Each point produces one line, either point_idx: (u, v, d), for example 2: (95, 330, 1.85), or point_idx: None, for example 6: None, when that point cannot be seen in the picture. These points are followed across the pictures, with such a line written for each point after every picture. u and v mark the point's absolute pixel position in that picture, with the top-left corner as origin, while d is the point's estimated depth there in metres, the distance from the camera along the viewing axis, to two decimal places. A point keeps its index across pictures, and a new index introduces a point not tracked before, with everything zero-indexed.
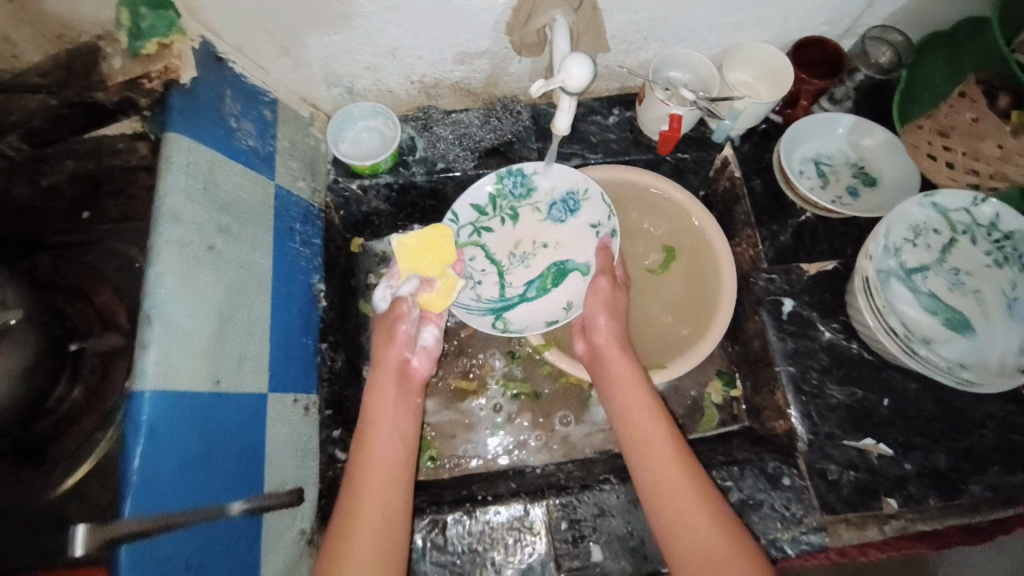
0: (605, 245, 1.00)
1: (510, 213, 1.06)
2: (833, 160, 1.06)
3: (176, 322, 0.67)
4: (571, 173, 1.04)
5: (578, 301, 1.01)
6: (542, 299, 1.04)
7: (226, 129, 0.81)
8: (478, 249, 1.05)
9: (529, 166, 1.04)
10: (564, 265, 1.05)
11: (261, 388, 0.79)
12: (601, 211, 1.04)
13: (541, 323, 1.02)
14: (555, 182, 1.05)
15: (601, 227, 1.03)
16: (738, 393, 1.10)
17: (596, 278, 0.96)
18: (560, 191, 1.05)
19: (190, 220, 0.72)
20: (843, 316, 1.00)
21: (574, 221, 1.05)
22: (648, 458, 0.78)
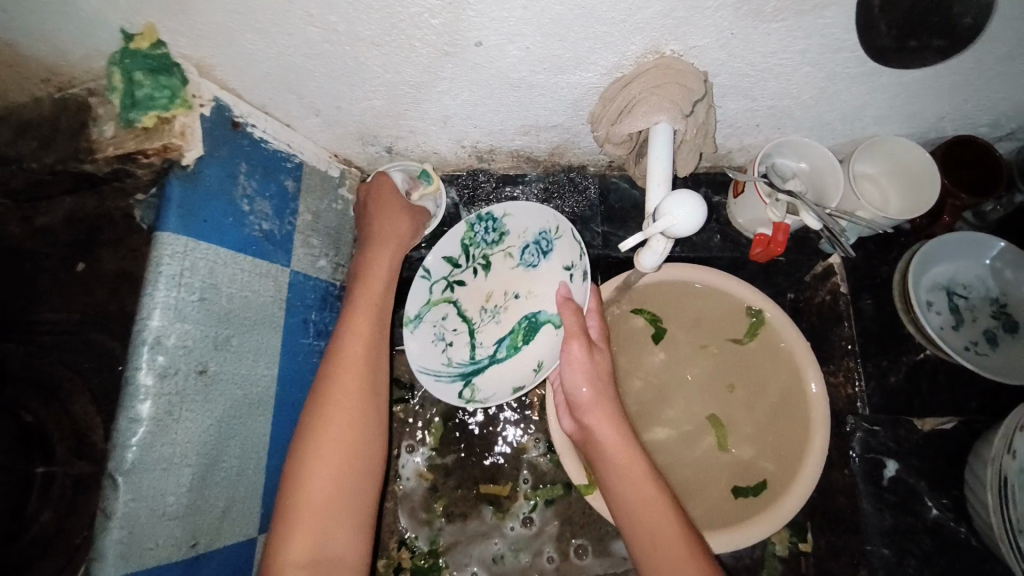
0: (565, 299, 0.79)
1: (482, 260, 0.89)
2: (969, 291, 0.86)
3: (148, 484, 0.54)
4: (540, 209, 0.84)
5: (550, 361, 0.80)
6: (514, 358, 0.85)
7: (236, 215, 0.67)
8: (449, 306, 0.88)
9: (497, 206, 0.86)
10: (535, 318, 0.85)
11: (252, 533, 0.67)
12: (574, 250, 0.83)
13: (509, 389, 0.82)
14: (527, 221, 0.86)
15: (573, 269, 0.82)
16: (808, 548, 0.92)
17: (565, 345, 0.76)
18: (533, 232, 0.87)
19: (178, 345, 0.58)
20: (956, 491, 0.82)
21: (547, 265, 0.86)
22: (649, 535, 0.67)
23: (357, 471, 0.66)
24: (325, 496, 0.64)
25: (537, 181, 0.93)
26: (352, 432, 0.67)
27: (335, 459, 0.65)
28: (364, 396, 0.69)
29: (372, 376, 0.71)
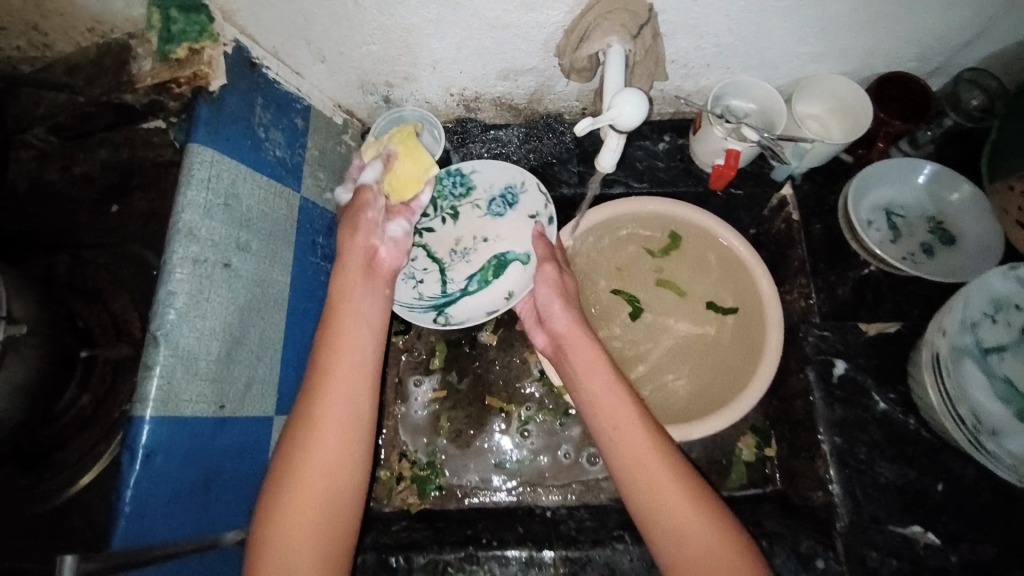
0: (539, 235, 0.91)
1: (451, 212, 1.00)
2: (907, 211, 0.96)
3: (182, 346, 0.64)
4: (506, 167, 0.98)
5: (520, 290, 0.92)
6: (484, 290, 0.95)
7: (253, 141, 0.78)
8: (420, 249, 0.98)
9: (466, 164, 1.00)
10: (504, 256, 0.96)
11: (268, 412, 0.76)
12: (538, 201, 0.96)
13: (483, 314, 0.93)
14: (494, 178, 0.99)
15: (539, 216, 0.95)
16: (772, 453, 1.02)
17: (541, 266, 0.87)
18: (498, 187, 0.99)
19: (207, 236, 0.69)
20: (902, 387, 0.90)
21: (512, 213, 0.97)
22: (616, 431, 0.74)
23: (348, 477, 0.64)
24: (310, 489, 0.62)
25: (518, 127, 1.04)
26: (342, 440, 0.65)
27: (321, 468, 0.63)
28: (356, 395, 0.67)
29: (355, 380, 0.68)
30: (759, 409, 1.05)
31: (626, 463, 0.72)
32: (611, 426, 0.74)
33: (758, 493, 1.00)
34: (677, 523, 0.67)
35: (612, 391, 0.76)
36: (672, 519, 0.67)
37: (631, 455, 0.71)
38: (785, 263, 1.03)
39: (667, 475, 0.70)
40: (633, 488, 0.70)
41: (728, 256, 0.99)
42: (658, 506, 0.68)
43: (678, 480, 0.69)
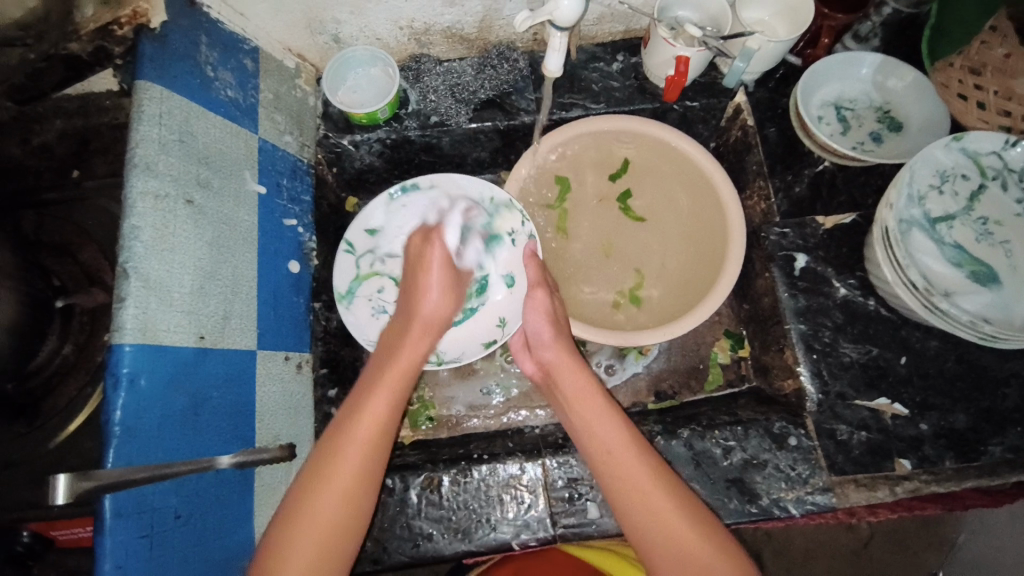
0: (531, 255, 0.94)
1: None
2: (855, 104, 0.99)
3: (152, 277, 0.65)
4: (478, 181, 0.98)
5: (512, 317, 0.97)
6: (471, 319, 0.97)
7: (202, 79, 0.78)
8: (383, 278, 0.95)
9: (423, 179, 0.98)
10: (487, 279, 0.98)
11: (250, 345, 0.78)
12: (515, 218, 0.98)
13: (477, 346, 0.97)
14: (468, 191, 0.99)
15: (519, 234, 0.98)
16: (745, 354, 1.07)
17: (532, 293, 0.90)
18: (468, 200, 0.99)
19: (166, 172, 0.69)
20: (861, 272, 0.94)
21: (495, 234, 0.98)
22: (606, 452, 0.78)
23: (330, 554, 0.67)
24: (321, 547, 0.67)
25: (472, 59, 1.04)
26: (319, 549, 0.67)
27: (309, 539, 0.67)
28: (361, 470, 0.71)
29: (365, 469, 0.71)
30: (731, 314, 1.10)
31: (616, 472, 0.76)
32: (603, 446, 0.78)
33: (734, 392, 1.05)
34: (671, 536, 0.71)
35: (601, 413, 0.80)
36: (670, 537, 0.71)
37: (625, 476, 0.75)
38: (743, 170, 1.07)
39: (658, 493, 0.74)
40: (631, 507, 0.74)
41: (691, 166, 1.01)
42: (656, 524, 0.72)
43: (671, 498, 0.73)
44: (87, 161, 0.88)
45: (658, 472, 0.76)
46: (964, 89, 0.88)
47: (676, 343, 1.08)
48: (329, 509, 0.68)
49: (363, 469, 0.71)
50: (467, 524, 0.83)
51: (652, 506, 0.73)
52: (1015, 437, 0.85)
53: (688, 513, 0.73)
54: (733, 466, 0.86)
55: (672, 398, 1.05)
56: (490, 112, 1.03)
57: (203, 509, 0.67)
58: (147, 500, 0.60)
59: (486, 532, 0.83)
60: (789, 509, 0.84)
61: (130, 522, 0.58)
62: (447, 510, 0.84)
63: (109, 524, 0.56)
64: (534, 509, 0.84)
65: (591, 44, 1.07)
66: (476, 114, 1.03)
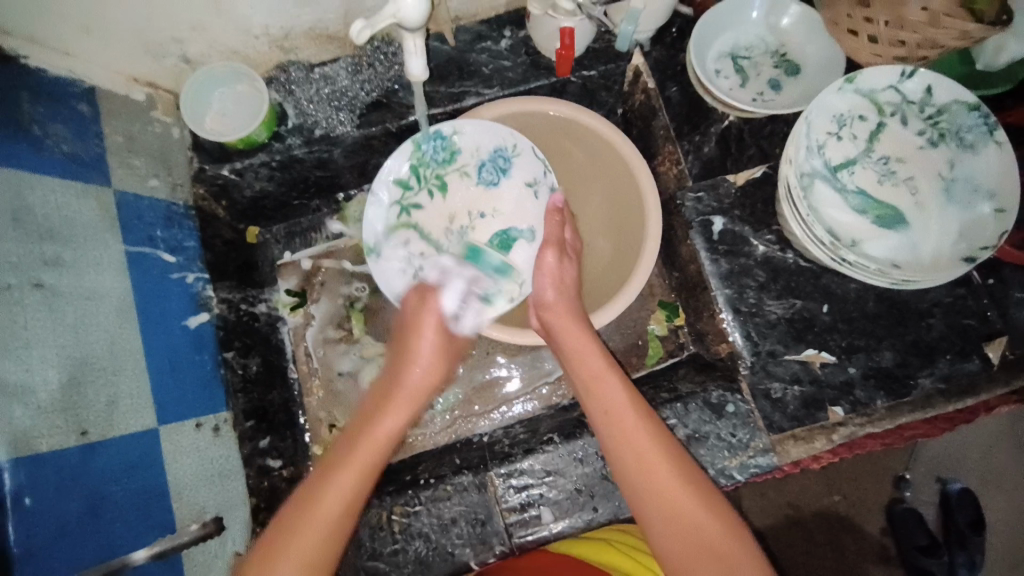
0: (555, 208, 0.91)
1: (437, 183, 0.94)
2: (751, 51, 0.95)
3: (9, 381, 0.58)
4: (499, 128, 0.92)
5: (527, 273, 0.92)
6: (486, 275, 0.93)
7: (28, 140, 0.69)
8: (410, 230, 0.93)
9: (448, 125, 0.91)
10: (506, 233, 0.94)
11: (151, 424, 0.72)
12: (536, 167, 0.94)
13: (487, 307, 0.91)
14: (480, 140, 0.93)
15: (538, 184, 0.94)
16: (681, 322, 1.06)
17: (543, 254, 0.88)
18: (487, 149, 0.93)
19: (2, 259, 0.61)
20: (777, 226, 0.92)
21: (508, 181, 0.94)
22: (603, 400, 0.78)
23: None
24: None
25: (346, 61, 0.94)
26: None
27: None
28: (341, 516, 0.66)
29: (334, 542, 0.65)
30: (663, 283, 1.08)
31: (615, 429, 0.76)
32: (602, 395, 0.79)
33: (676, 362, 1.05)
34: (663, 488, 0.71)
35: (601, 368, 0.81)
36: (652, 481, 0.72)
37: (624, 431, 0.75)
38: (653, 134, 1.03)
39: (648, 438, 0.74)
40: (625, 457, 0.74)
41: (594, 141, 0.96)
42: (644, 476, 0.72)
43: (663, 447, 0.74)
44: None
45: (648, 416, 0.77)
46: (854, 24, 0.81)
47: (613, 322, 1.07)
48: (304, 553, 0.64)
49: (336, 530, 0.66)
50: (424, 555, 0.82)
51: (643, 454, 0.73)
52: (943, 366, 0.87)
53: (676, 459, 0.73)
54: (677, 443, 0.87)
55: None
56: (378, 115, 0.96)
57: None
58: None
59: (444, 557, 0.82)
60: (734, 476, 0.85)
61: None
62: (400, 543, 0.82)
63: None
64: (488, 524, 0.83)
65: (475, 22, 0.99)
66: (362, 121, 0.95)
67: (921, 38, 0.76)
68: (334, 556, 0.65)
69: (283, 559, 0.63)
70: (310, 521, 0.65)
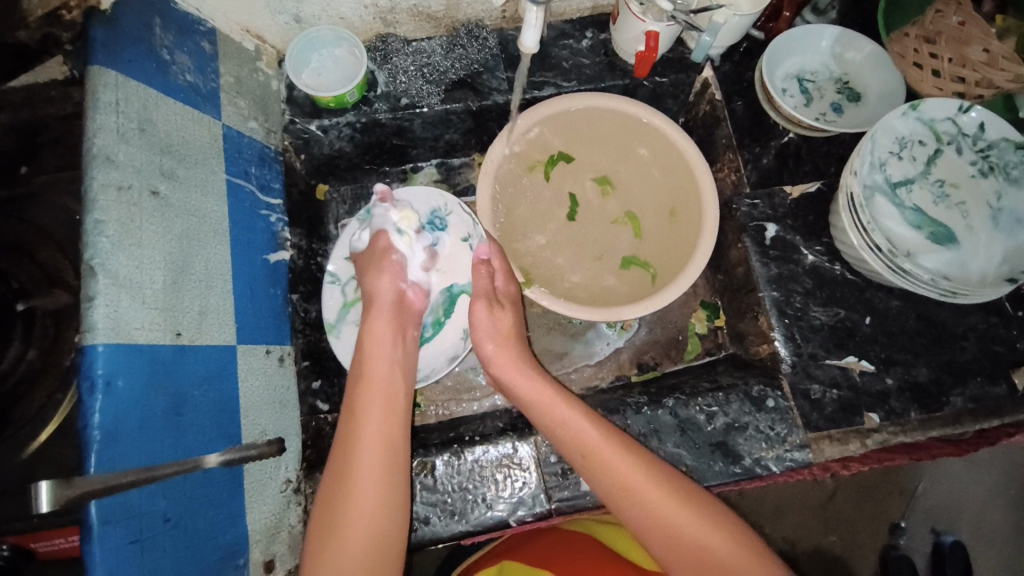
0: (481, 260, 0.91)
1: None
2: (816, 76, 1.02)
3: (123, 274, 0.62)
4: (432, 193, 1.02)
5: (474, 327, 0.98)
6: (440, 334, 0.97)
7: (158, 63, 0.74)
8: None
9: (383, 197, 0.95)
10: (451, 291, 0.98)
11: (230, 341, 0.76)
12: (467, 222, 1.00)
13: (445, 362, 0.97)
14: (419, 204, 1.01)
15: (473, 238, 0.99)
16: (721, 323, 1.10)
17: (474, 308, 0.89)
18: (425, 213, 1.00)
19: (126, 162, 0.65)
20: (827, 239, 0.98)
21: (447, 238, 0.99)
22: (604, 466, 0.76)
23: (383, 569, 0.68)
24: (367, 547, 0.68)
25: (440, 39, 1.01)
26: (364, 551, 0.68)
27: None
28: (380, 476, 0.71)
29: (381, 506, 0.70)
30: (707, 285, 1.13)
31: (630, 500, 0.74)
32: (577, 439, 0.79)
33: (713, 360, 1.09)
34: (670, 527, 0.72)
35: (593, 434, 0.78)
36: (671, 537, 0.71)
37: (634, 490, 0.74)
38: (714, 143, 1.09)
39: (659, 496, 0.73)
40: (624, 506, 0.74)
41: (632, 123, 1.03)
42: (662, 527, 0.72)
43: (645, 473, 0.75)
44: (33, 159, 0.80)
45: (638, 457, 0.77)
46: (920, 58, 0.92)
47: (655, 315, 1.11)
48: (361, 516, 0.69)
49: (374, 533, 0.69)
50: (462, 505, 0.84)
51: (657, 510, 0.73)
52: (973, 387, 0.91)
53: (668, 485, 0.74)
54: (716, 430, 0.90)
55: (654, 368, 1.08)
56: (462, 93, 1.00)
57: (194, 509, 0.65)
58: (135, 503, 0.58)
59: (482, 511, 0.84)
60: (771, 467, 0.88)
61: (116, 527, 0.56)
62: (441, 493, 0.85)
63: (95, 531, 0.53)
64: (527, 485, 0.86)
65: (560, 21, 1.06)
66: (447, 95, 1.00)
67: (982, 76, 0.89)
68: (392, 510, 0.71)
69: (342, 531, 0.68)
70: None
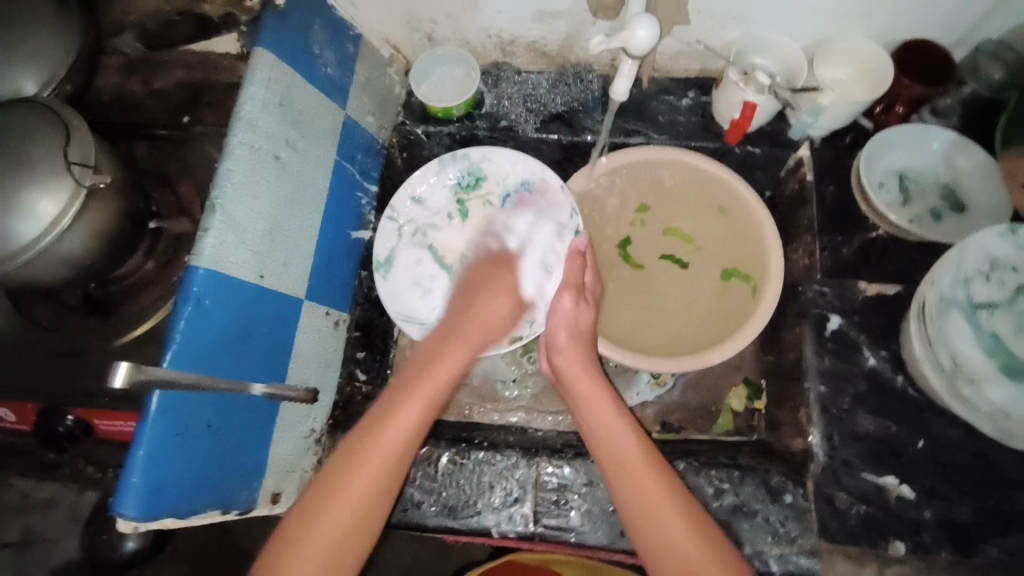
0: (577, 251, 0.91)
1: (462, 207, 1.04)
2: (921, 177, 0.98)
3: (233, 215, 0.74)
4: (526, 162, 1.01)
5: (542, 315, 0.95)
6: None
7: (308, 54, 0.88)
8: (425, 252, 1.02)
9: (478, 153, 1.03)
10: None
11: (299, 294, 0.88)
12: (564, 208, 0.99)
13: (505, 339, 0.94)
14: (507, 170, 1.03)
15: (567, 228, 0.98)
16: (761, 405, 1.06)
17: (561, 296, 0.89)
18: (513, 181, 1.03)
19: (262, 128, 0.79)
20: (893, 346, 0.92)
21: (533, 214, 1.01)
22: (636, 487, 0.76)
23: (347, 552, 0.72)
24: (348, 526, 0.72)
25: (550, 75, 1.09)
26: (339, 532, 0.72)
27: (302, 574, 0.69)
28: (395, 462, 0.75)
29: (380, 492, 0.74)
30: (755, 363, 1.09)
31: (655, 529, 0.74)
32: (614, 450, 0.80)
33: (742, 441, 1.04)
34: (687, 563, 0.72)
35: (636, 454, 0.79)
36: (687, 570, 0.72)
37: (660, 519, 0.74)
38: (795, 225, 1.04)
39: (682, 527, 0.74)
40: (639, 521, 0.75)
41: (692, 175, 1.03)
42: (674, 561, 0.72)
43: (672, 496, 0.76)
44: (194, 112, 0.96)
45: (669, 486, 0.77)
46: None
47: (692, 380, 1.10)
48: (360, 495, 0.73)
49: (366, 508, 0.73)
50: (456, 501, 0.88)
51: (671, 537, 0.73)
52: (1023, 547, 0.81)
53: (693, 524, 0.74)
54: (722, 508, 0.88)
55: (677, 431, 1.06)
56: (556, 126, 1.08)
57: (232, 424, 0.75)
58: (188, 401, 0.68)
59: (472, 515, 0.88)
60: (770, 564, 0.85)
61: (171, 416, 0.66)
62: (438, 484, 0.89)
63: (152, 416, 0.64)
64: (520, 503, 0.88)
65: (666, 77, 1.10)
66: (543, 125, 1.08)
67: None
68: (384, 501, 0.75)
69: (335, 503, 0.72)
70: (311, 542, 0.71)
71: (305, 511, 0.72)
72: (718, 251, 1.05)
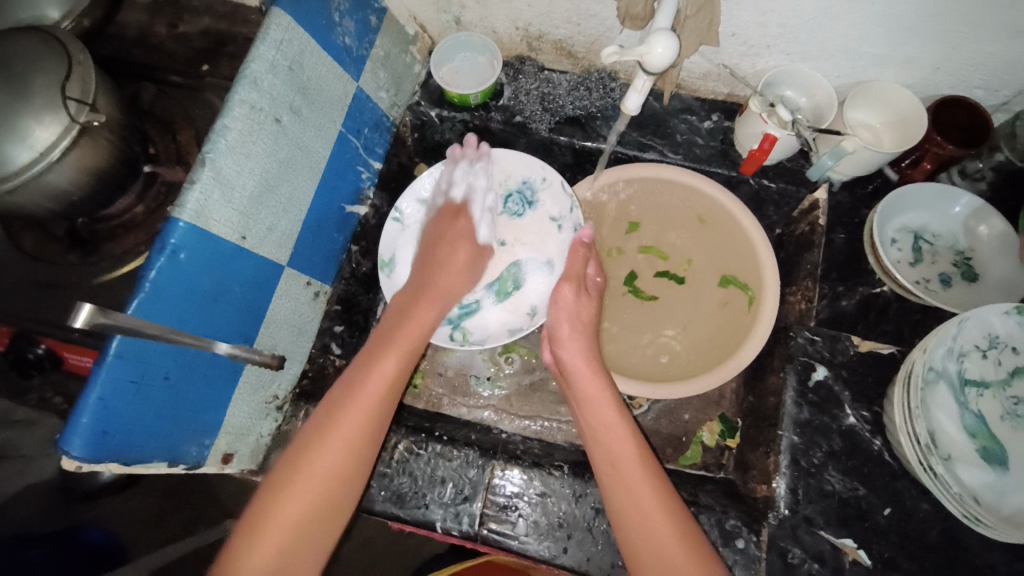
0: (582, 244, 0.94)
1: None
2: (937, 239, 0.94)
3: (224, 172, 0.73)
4: (528, 162, 1.01)
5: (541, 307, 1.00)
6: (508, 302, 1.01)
7: (328, 22, 0.85)
8: None
9: None
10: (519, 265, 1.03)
11: (280, 260, 0.87)
12: (563, 202, 1.01)
13: (504, 332, 0.99)
14: (511, 170, 1.02)
15: (562, 221, 1.01)
16: (733, 444, 1.04)
17: (561, 287, 0.91)
18: (515, 181, 1.03)
19: (267, 89, 0.78)
20: (877, 408, 0.88)
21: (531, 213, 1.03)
22: (625, 484, 0.76)
23: (323, 514, 0.71)
24: (322, 485, 0.72)
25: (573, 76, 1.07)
26: (308, 496, 0.71)
27: (286, 523, 0.69)
28: (369, 420, 0.76)
29: (356, 452, 0.74)
30: (735, 401, 1.07)
31: (637, 530, 0.72)
32: (611, 448, 0.79)
33: (707, 476, 1.03)
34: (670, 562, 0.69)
35: (632, 456, 0.78)
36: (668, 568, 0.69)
37: (646, 519, 0.73)
38: (798, 266, 1.02)
39: (667, 522, 0.72)
40: (631, 534, 0.73)
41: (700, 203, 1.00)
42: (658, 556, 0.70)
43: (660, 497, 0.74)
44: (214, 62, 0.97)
45: (660, 486, 0.76)
46: None
47: (667, 407, 1.08)
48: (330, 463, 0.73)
49: (343, 469, 0.73)
50: (405, 490, 0.88)
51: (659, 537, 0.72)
52: None
53: (683, 527, 0.72)
54: None
55: None
56: (571, 130, 1.06)
57: (190, 378, 0.75)
58: (147, 350, 0.67)
59: (419, 507, 0.87)
60: None
61: (127, 363, 0.66)
62: (391, 472, 0.89)
63: (109, 359, 0.63)
64: (468, 502, 0.87)
65: (691, 96, 1.07)
66: (557, 126, 1.06)
67: None
68: (363, 459, 0.75)
69: (304, 468, 0.72)
70: (284, 504, 0.70)
71: (280, 476, 0.72)
72: (716, 265, 1.02)
